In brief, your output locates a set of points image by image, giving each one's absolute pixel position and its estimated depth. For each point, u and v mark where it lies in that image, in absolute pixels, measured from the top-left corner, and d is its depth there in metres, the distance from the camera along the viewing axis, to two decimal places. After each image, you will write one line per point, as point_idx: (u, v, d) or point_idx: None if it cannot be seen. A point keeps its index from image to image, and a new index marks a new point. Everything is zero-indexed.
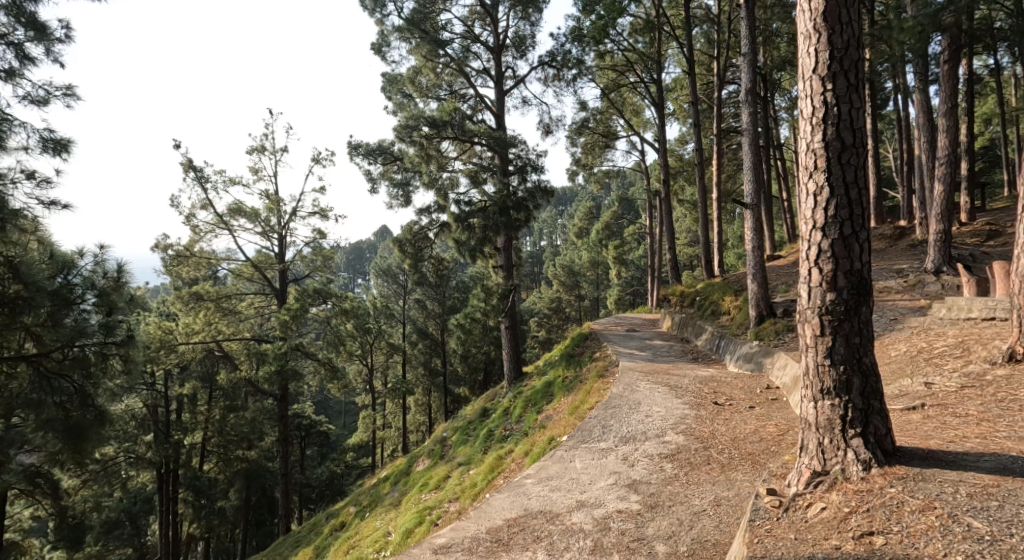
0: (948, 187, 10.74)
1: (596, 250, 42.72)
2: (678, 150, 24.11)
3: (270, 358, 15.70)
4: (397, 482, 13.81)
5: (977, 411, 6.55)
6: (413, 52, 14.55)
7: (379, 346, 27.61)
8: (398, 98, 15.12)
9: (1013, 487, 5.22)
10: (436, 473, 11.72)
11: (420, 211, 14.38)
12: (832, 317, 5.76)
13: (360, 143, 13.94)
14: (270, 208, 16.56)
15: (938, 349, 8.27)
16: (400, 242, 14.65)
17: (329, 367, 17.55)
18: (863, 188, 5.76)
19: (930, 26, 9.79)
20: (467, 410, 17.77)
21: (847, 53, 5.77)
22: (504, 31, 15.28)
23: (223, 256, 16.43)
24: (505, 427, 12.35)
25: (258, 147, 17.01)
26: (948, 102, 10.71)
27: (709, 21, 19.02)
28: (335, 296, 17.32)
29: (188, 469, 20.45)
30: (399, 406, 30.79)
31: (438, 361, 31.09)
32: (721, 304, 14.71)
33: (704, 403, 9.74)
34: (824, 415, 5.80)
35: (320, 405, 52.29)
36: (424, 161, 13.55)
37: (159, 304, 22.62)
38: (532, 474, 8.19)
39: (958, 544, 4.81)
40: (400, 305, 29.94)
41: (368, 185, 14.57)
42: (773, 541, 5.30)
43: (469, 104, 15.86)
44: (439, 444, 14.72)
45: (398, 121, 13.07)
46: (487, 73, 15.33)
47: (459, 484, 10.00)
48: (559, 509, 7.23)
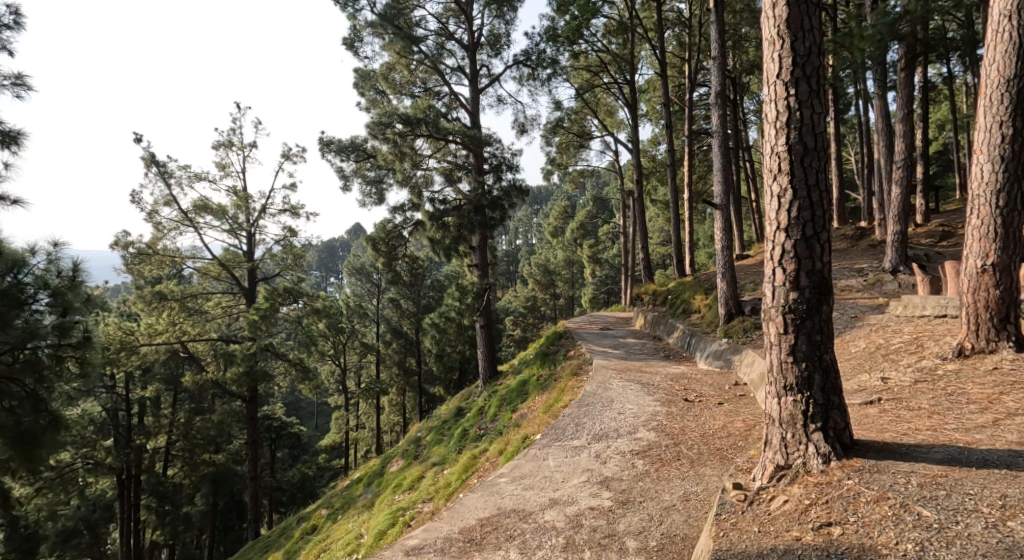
0: (905, 189, 11.08)
1: (571, 249, 43.13)
2: (650, 150, 24.45)
3: (238, 359, 15.56)
4: (371, 483, 13.80)
5: (930, 405, 6.81)
6: (386, 48, 14.51)
7: (353, 345, 27.45)
8: (371, 94, 15.21)
9: (960, 477, 5.45)
10: (410, 474, 11.75)
11: (393, 209, 14.37)
12: (795, 316, 5.96)
13: (332, 139, 13.86)
14: (238, 205, 16.38)
15: (894, 346, 8.58)
16: (373, 241, 14.53)
17: (300, 368, 17.41)
18: (824, 190, 5.96)
19: (888, 35, 10.14)
20: (441, 409, 17.78)
21: (808, 59, 5.97)
22: (479, 30, 15.37)
23: (189, 255, 16.19)
24: (480, 427, 12.41)
25: (225, 143, 16.80)
26: (905, 107, 11.03)
27: (680, 23, 19.35)
28: (307, 295, 17.23)
29: (153, 474, 20.06)
30: (373, 406, 30.82)
31: (413, 361, 30.96)
32: (692, 303, 15.00)
33: (674, 400, 9.96)
34: (787, 411, 6.00)
35: (292, 407, 51.80)
36: (398, 158, 13.44)
37: (120, 305, 22.15)
38: (505, 473, 8.28)
39: (907, 533, 5.02)
40: (375, 305, 29.83)
41: (340, 182, 14.50)
42: (738, 534, 5.48)
43: (444, 101, 15.91)
44: (414, 444, 14.75)
45: (372, 117, 13.01)
46: (462, 72, 15.40)
47: (433, 485, 10.04)
48: (531, 508, 7.32)
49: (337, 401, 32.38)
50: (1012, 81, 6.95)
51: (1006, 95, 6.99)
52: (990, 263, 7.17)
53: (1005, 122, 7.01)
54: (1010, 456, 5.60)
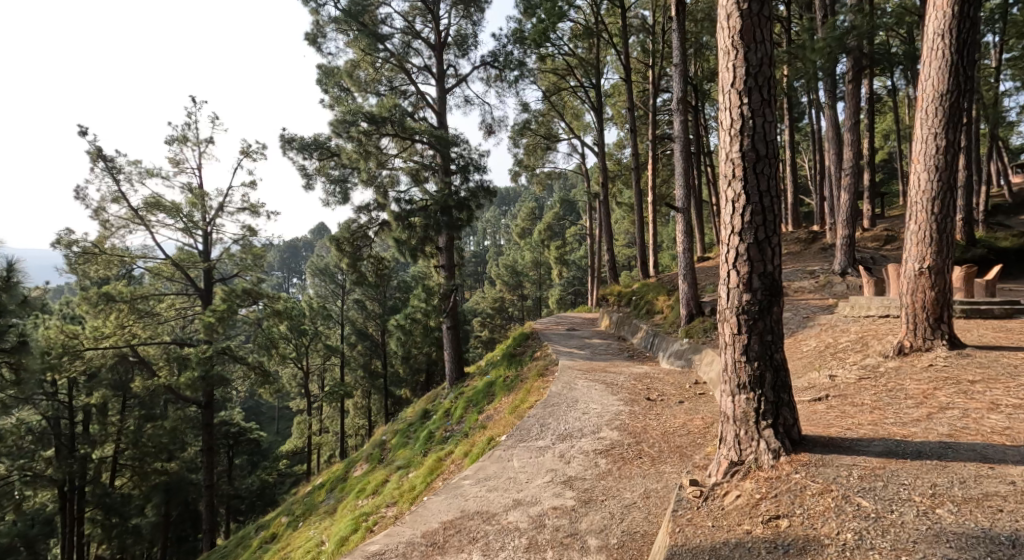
0: (853, 195, 11.54)
1: (538, 249, 43.54)
2: (616, 153, 24.80)
3: (193, 363, 15.31)
4: (333, 489, 13.71)
5: (872, 400, 7.14)
6: (351, 45, 14.48)
7: (317, 348, 27.13)
8: (334, 91, 15.09)
9: (897, 468, 5.75)
10: (374, 478, 11.73)
11: (358, 208, 14.29)
12: (747, 317, 6.20)
13: (294, 137, 13.74)
14: (193, 203, 16.07)
15: (842, 344, 8.95)
16: (337, 241, 14.44)
17: (260, 371, 17.16)
18: (775, 196, 6.22)
19: (837, 48, 10.53)
20: (406, 412, 17.73)
21: (760, 70, 6.23)
22: (445, 30, 15.45)
23: (139, 255, 15.83)
24: (445, 428, 12.50)
25: (180, 138, 16.47)
26: (852, 117, 11.46)
27: (644, 30, 19.77)
28: (266, 296, 17.00)
29: (99, 485, 19.27)
30: (336, 410, 30.50)
31: (379, 362, 30.76)
32: (656, 304, 15.31)
33: (637, 399, 10.18)
34: (740, 408, 6.24)
35: (251, 411, 50.81)
36: (363, 157, 13.32)
37: (62, 307, 21.41)
38: (470, 475, 8.36)
39: (848, 523, 5.28)
40: (338, 306, 29.56)
41: (303, 181, 14.35)
42: (693, 529, 5.69)
43: (410, 101, 15.93)
44: (378, 448, 14.73)
45: (335, 115, 12.98)
46: (428, 71, 15.44)
47: (398, 489, 10.05)
48: (495, 509, 7.43)
49: (299, 405, 31.90)
50: (946, 96, 7.33)
51: (940, 108, 7.38)
52: (926, 266, 7.56)
53: (939, 133, 7.39)
54: (941, 448, 5.93)
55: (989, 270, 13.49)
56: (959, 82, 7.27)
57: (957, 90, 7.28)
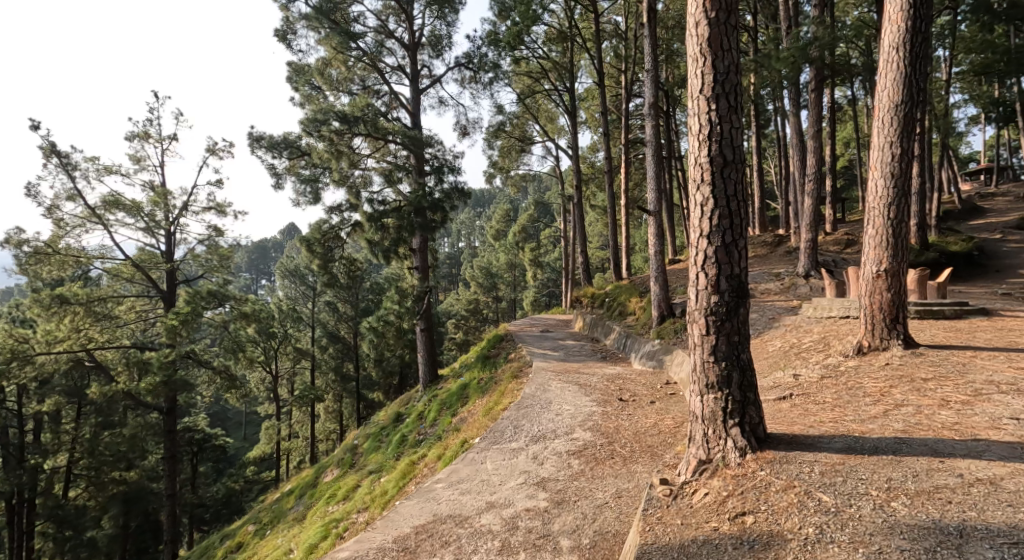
0: (816, 200, 11.91)
1: (514, 251, 43.76)
2: (590, 157, 25.08)
3: (155, 369, 15.14)
4: (303, 495, 13.64)
5: (833, 398, 7.42)
6: (322, 43, 14.39)
7: (286, 351, 26.82)
8: (306, 90, 14.77)
9: (856, 464, 5.99)
10: (345, 483, 11.71)
11: (330, 209, 14.26)
12: (716, 317, 6.41)
13: (263, 135, 13.64)
14: (154, 201, 15.83)
15: (805, 344, 9.25)
16: (308, 242, 14.33)
17: (226, 376, 16.99)
18: (741, 200, 6.44)
19: (801, 58, 10.91)
20: (378, 416, 17.69)
21: (727, 77, 6.45)
22: (419, 30, 15.50)
23: (97, 255, 15.47)
24: (418, 432, 12.53)
25: (141, 134, 16.20)
26: (815, 125, 11.84)
27: (616, 35, 20.09)
28: (233, 298, 16.85)
29: (50, 498, 18.68)
30: (306, 414, 30.19)
31: (351, 365, 30.56)
32: (627, 305, 15.57)
33: (610, 400, 10.37)
34: (708, 408, 6.43)
35: (216, 417, 49.92)
36: (334, 157, 13.35)
37: (13, 310, 20.79)
38: (442, 478, 8.42)
39: (809, 518, 5.49)
40: (309, 308, 29.29)
41: (273, 180, 14.25)
42: (662, 527, 5.86)
43: (384, 100, 15.93)
44: (349, 452, 14.69)
45: (306, 114, 12.92)
46: (402, 71, 15.46)
47: (369, 494, 10.08)
48: (468, 512, 7.52)
49: (268, 410, 31.49)
50: (900, 106, 7.65)
51: (895, 118, 7.70)
52: (883, 269, 7.87)
53: (894, 142, 7.72)
54: (896, 443, 6.20)
55: (941, 274, 14.07)
56: (912, 93, 7.59)
57: (911, 101, 7.61)
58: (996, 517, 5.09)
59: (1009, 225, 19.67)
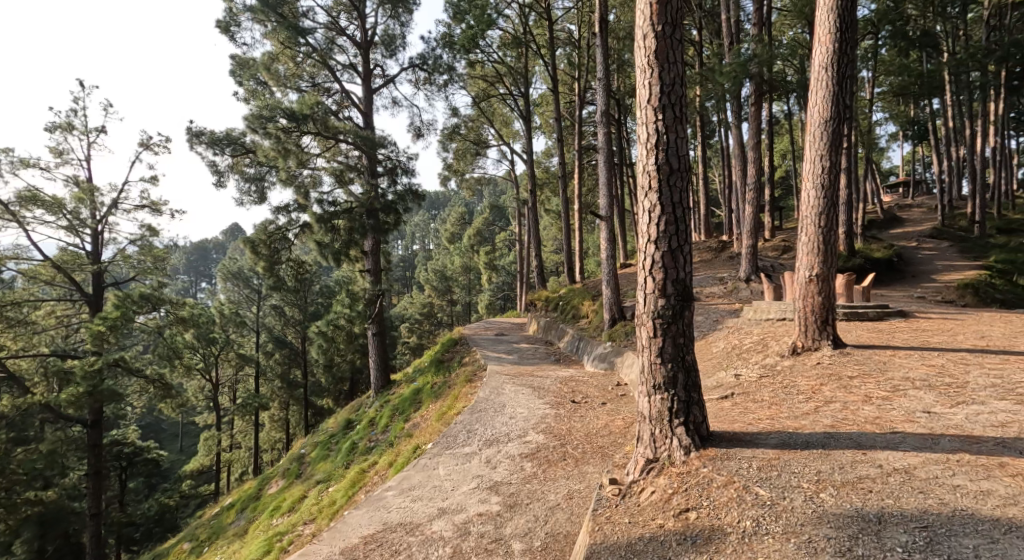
0: (756, 208, 12.47)
1: (468, 254, 43.83)
2: (544, 162, 25.42)
3: (78, 378, 14.37)
4: (244, 508, 13.45)
5: (770, 396, 7.85)
6: (269, 36, 14.21)
7: (228, 358, 26.07)
8: (251, 85, 14.33)
9: (790, 458, 6.38)
10: (291, 494, 11.60)
11: (277, 209, 14.13)
12: (662, 320, 6.71)
13: (204, 131, 13.35)
14: (78, 198, 15.33)
15: (746, 345, 9.72)
16: (253, 243, 14.10)
17: (159, 386, 16.67)
18: (686, 207, 6.77)
19: (742, 73, 11.47)
20: (328, 423, 17.53)
21: (673, 88, 6.78)
22: (371, 28, 15.51)
23: (11, 255, 14.69)
24: (369, 439, 12.52)
25: (63, 126, 15.70)
26: (755, 137, 12.41)
27: (570, 43, 20.51)
28: (167, 303, 16.64)
29: None
30: (251, 423, 29.47)
31: (298, 372, 30.03)
32: (580, 309, 15.92)
33: (563, 402, 10.63)
34: (656, 408, 6.73)
35: (150, 428, 47.93)
36: (281, 155, 13.21)
37: None
38: (393, 485, 8.49)
39: (747, 511, 5.81)
40: (253, 312, 28.59)
41: (214, 177, 14.01)
42: (611, 526, 6.11)
43: (334, 99, 15.85)
44: (296, 462, 14.55)
45: (251, 110, 12.72)
46: (353, 69, 15.44)
47: (316, 504, 10.00)
48: (419, 520, 7.62)
49: (207, 420, 30.47)
50: (828, 122, 8.19)
51: (824, 133, 8.23)
52: (815, 273, 8.36)
53: (823, 155, 8.25)
54: (825, 437, 6.63)
55: (865, 279, 14.93)
56: (840, 109, 8.11)
57: (838, 117, 8.14)
58: (910, 503, 5.50)
59: (924, 234, 20.98)
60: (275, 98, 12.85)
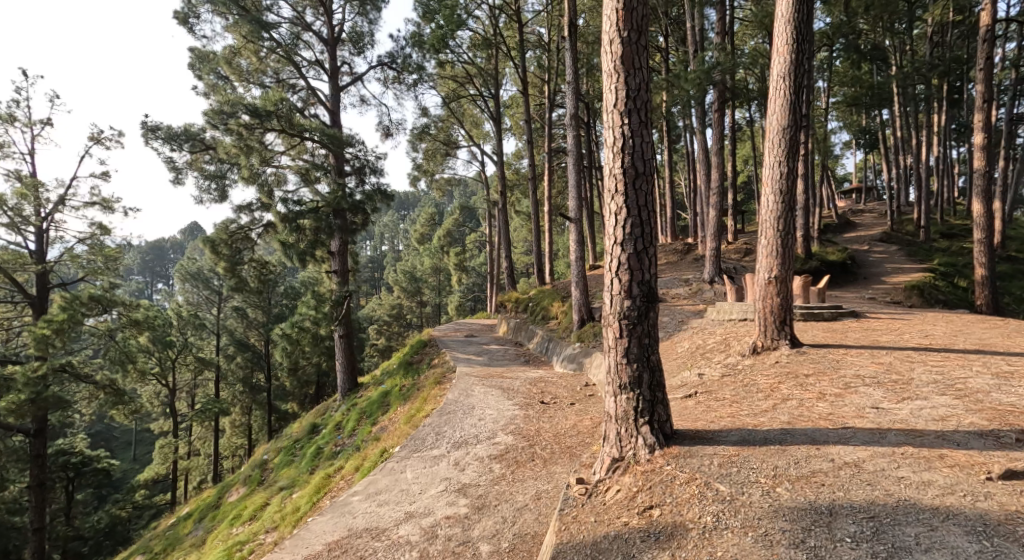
0: (719, 211, 12.77)
1: (438, 255, 43.77)
2: (514, 163, 25.52)
3: (20, 386, 13.98)
4: (203, 519, 13.24)
5: (731, 394, 8.08)
6: (231, 29, 13.88)
7: (187, 361, 25.45)
8: (211, 79, 14.09)
9: (749, 455, 6.58)
10: (252, 502, 11.46)
11: (240, 208, 13.97)
12: (628, 321, 6.87)
13: (160, 126, 13.11)
14: (21, 194, 14.90)
15: (709, 345, 9.96)
16: (213, 243, 13.83)
17: (112, 392, 16.25)
18: (651, 210, 6.95)
19: (706, 80, 11.78)
20: (293, 427, 17.33)
21: (638, 93, 6.96)
22: (339, 25, 15.45)
23: None
24: (336, 443, 12.45)
25: (5, 118, 15.26)
26: (718, 143, 12.72)
27: (540, 46, 20.69)
28: (120, 304, 16.34)
29: None
30: (210, 429, 28.86)
31: (261, 376, 29.54)
32: (550, 310, 16.06)
33: (532, 403, 10.75)
34: (622, 408, 6.89)
35: (101, 435, 46.40)
36: (243, 152, 12.97)
37: None
38: (359, 490, 8.49)
39: (708, 507, 5.99)
40: (214, 315, 27.92)
41: (171, 174, 13.75)
42: (577, 525, 6.24)
43: (300, 96, 15.73)
44: (258, 469, 14.37)
45: (212, 105, 12.52)
46: (320, 66, 15.32)
47: (279, 511, 9.89)
48: (385, 524, 7.64)
49: (163, 427, 29.64)
50: (786, 130, 8.46)
51: (782, 140, 8.50)
52: (774, 275, 8.62)
53: (782, 161, 8.50)
54: (782, 433, 6.87)
55: (821, 281, 15.43)
56: (796, 117, 8.41)
57: (794, 126, 8.44)
58: (859, 495, 5.74)
59: (873, 238, 21.75)
60: (237, 94, 12.67)
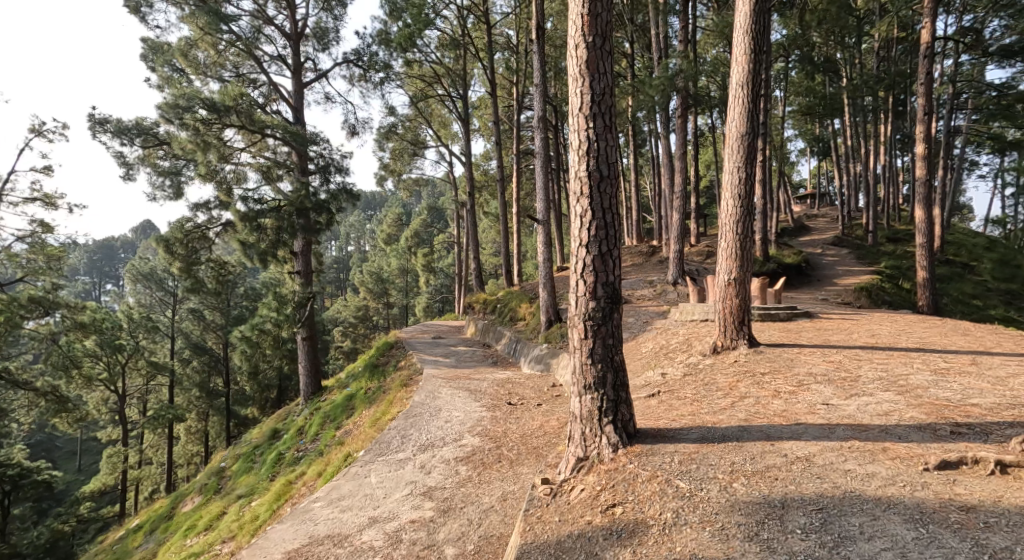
0: (683, 215, 13.06)
1: (406, 256, 43.52)
2: (482, 164, 25.57)
3: None
4: (154, 531, 12.92)
5: (692, 393, 8.29)
6: (186, 20, 13.62)
7: (137, 366, 24.74)
8: (165, 71, 13.52)
9: (708, 452, 6.78)
10: (208, 511, 11.25)
11: (197, 206, 13.70)
12: (593, 322, 7.00)
13: (109, 120, 12.81)
14: None
15: (672, 346, 10.19)
16: (167, 242, 13.55)
17: (54, 399, 15.69)
18: (615, 213, 7.10)
19: (670, 86, 12.08)
20: (253, 433, 17.06)
21: (603, 97, 7.09)
22: (303, 20, 15.30)
23: None
24: (298, 448, 12.31)
25: None
26: (682, 148, 13.02)
27: (508, 48, 20.82)
28: (65, 307, 15.88)
29: None
30: (162, 437, 28.08)
31: (218, 381, 28.91)
32: (518, 311, 16.16)
33: (499, 404, 10.83)
34: (586, 408, 7.02)
35: (42, 445, 44.52)
36: (200, 148, 12.59)
37: None
38: (321, 496, 8.45)
39: (668, 503, 6.15)
40: (168, 317, 27.21)
41: (122, 169, 13.43)
42: (541, 525, 6.35)
43: (261, 91, 15.54)
44: (214, 477, 14.12)
45: (166, 99, 12.22)
46: (282, 62, 15.16)
47: (237, 520, 9.75)
48: (349, 530, 7.62)
49: (112, 435, 28.72)
50: (744, 137, 8.72)
51: (740, 146, 8.75)
52: (733, 277, 8.86)
53: (740, 166, 8.77)
54: (740, 430, 7.08)
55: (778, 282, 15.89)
56: (753, 124, 8.68)
57: (752, 132, 8.69)
58: (810, 488, 5.97)
59: (826, 242, 22.46)
60: (193, 87, 12.40)
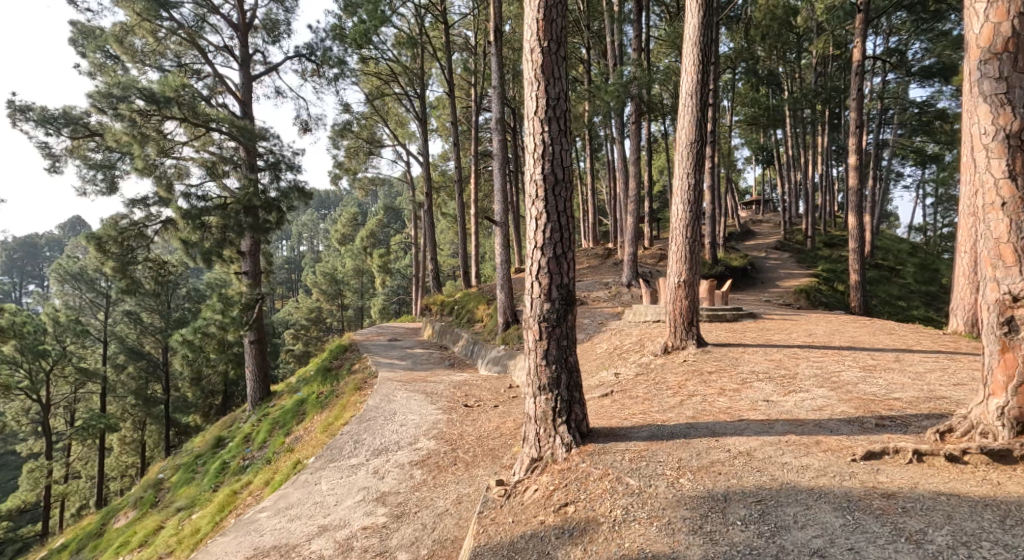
0: (636, 219, 13.36)
1: (361, 257, 42.92)
2: (440, 164, 25.50)
3: None
4: (83, 548, 12.41)
5: (643, 392, 8.52)
6: (123, 7, 13.20)
7: (65, 374, 23.59)
8: (97, 57, 13.09)
9: (657, 449, 6.99)
10: (146, 525, 10.92)
11: (132, 202, 13.29)
12: (547, 324, 7.13)
13: (31, 108, 12.32)
14: None
15: (626, 346, 10.43)
16: (99, 240, 13.07)
17: None
18: (569, 217, 7.25)
19: (624, 92, 12.37)
20: (195, 441, 16.59)
21: (558, 101, 7.23)
22: (252, 11, 15.03)
23: None
24: (245, 456, 12.06)
25: None
26: (636, 153, 13.31)
27: (465, 49, 20.90)
28: None
29: None
30: (92, 449, 26.84)
31: (157, 388, 27.86)
32: (475, 313, 16.24)
33: (455, 406, 10.87)
34: (540, 409, 7.16)
35: None
36: (138, 142, 12.15)
37: None
38: (267, 506, 8.33)
39: (618, 501, 6.31)
40: (104, 320, 26.13)
41: (48, 161, 12.89)
42: (495, 526, 6.44)
43: (207, 83, 15.17)
44: (151, 490, 13.68)
45: (98, 87, 11.81)
46: (229, 53, 14.86)
47: (176, 534, 9.51)
48: (298, 539, 7.53)
49: (36, 447, 27.28)
50: (693, 143, 9.01)
51: (689, 153, 9.03)
52: (683, 279, 9.11)
53: (689, 172, 9.05)
54: (686, 428, 7.31)
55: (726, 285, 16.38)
56: (701, 131, 8.97)
57: (700, 139, 8.99)
58: (751, 482, 6.22)
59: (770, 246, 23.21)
60: (129, 77, 12.10)
